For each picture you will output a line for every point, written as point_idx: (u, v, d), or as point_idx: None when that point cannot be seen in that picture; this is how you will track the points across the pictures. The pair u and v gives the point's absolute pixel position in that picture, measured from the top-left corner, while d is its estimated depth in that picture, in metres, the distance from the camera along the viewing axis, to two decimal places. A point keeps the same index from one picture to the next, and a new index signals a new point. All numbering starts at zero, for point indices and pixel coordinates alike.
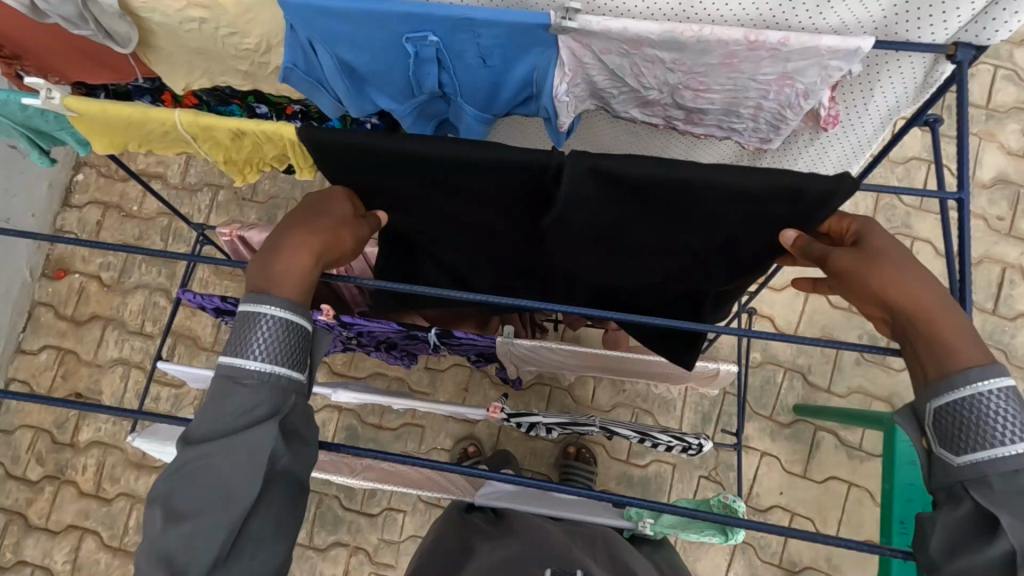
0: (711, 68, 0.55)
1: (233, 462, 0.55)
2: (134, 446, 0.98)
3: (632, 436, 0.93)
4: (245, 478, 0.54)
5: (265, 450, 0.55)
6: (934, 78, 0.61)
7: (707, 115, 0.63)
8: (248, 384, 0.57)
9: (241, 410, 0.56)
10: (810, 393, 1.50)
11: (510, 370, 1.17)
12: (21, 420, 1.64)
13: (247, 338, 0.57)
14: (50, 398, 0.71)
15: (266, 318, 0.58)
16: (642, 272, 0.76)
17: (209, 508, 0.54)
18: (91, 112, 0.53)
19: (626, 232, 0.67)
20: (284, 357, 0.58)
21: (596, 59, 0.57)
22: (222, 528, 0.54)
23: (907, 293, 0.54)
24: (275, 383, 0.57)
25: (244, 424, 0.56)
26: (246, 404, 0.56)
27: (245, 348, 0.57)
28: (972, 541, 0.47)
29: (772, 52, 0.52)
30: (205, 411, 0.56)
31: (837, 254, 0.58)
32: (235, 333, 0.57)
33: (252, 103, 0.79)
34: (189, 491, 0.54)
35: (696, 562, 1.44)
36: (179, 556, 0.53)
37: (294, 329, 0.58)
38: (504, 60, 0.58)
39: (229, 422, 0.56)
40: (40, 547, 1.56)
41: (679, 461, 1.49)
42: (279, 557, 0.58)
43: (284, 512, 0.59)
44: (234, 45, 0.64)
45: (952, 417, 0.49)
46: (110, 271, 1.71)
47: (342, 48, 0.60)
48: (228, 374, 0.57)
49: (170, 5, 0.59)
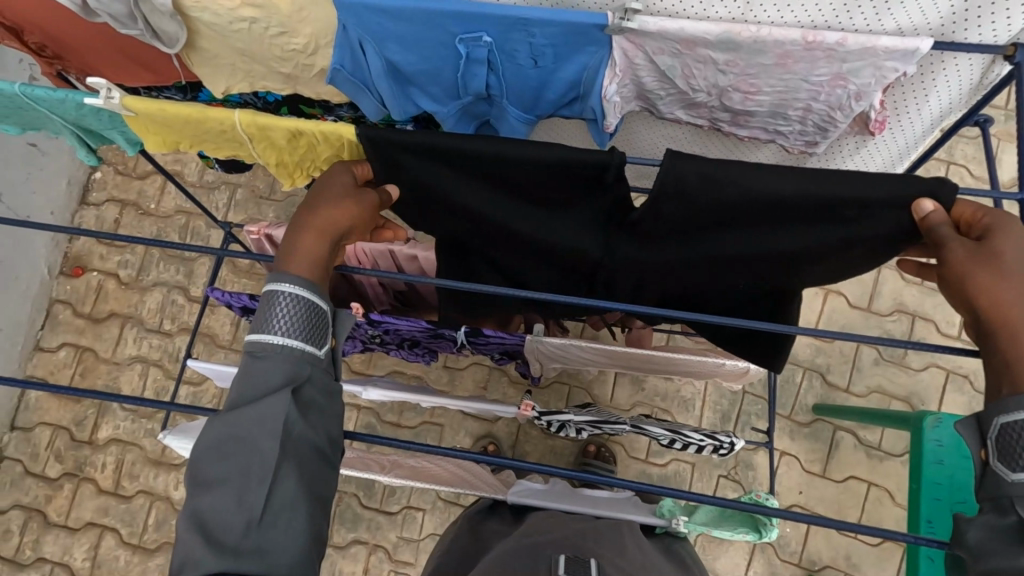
0: (764, 69, 0.55)
1: (252, 429, 0.56)
2: (165, 443, 0.98)
3: (663, 435, 0.94)
4: (266, 445, 0.56)
5: (279, 417, 0.56)
6: (988, 79, 0.62)
7: (753, 117, 0.63)
8: (264, 356, 0.58)
9: (261, 381, 0.57)
10: (829, 392, 1.50)
11: (534, 368, 1.17)
12: (40, 417, 1.64)
13: (263, 314, 0.59)
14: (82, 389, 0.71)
15: (280, 294, 0.59)
16: (699, 282, 0.75)
17: (234, 475, 0.55)
18: (153, 112, 0.55)
19: (681, 245, 0.68)
20: (296, 329, 0.59)
21: (647, 60, 0.57)
22: (246, 493, 0.55)
23: (996, 300, 0.54)
24: (289, 354, 0.58)
25: (261, 395, 0.57)
26: (263, 375, 0.57)
27: (261, 322, 0.58)
28: (1011, 549, 0.50)
29: (828, 52, 0.52)
30: (232, 386, 0.59)
31: (952, 247, 0.57)
32: (254, 310, 0.59)
33: (284, 114, 0.81)
34: (214, 460, 0.55)
35: (716, 560, 1.44)
36: (209, 522, 0.54)
37: (305, 302, 0.59)
38: (555, 60, 0.58)
39: (249, 392, 0.57)
40: (59, 544, 1.57)
41: (698, 460, 1.49)
42: (307, 531, 0.57)
43: (311, 484, 0.58)
44: (282, 45, 0.64)
45: (1019, 435, 0.50)
46: (128, 269, 1.71)
47: (392, 48, 0.60)
48: (250, 350, 0.59)
49: (222, 5, 0.59)
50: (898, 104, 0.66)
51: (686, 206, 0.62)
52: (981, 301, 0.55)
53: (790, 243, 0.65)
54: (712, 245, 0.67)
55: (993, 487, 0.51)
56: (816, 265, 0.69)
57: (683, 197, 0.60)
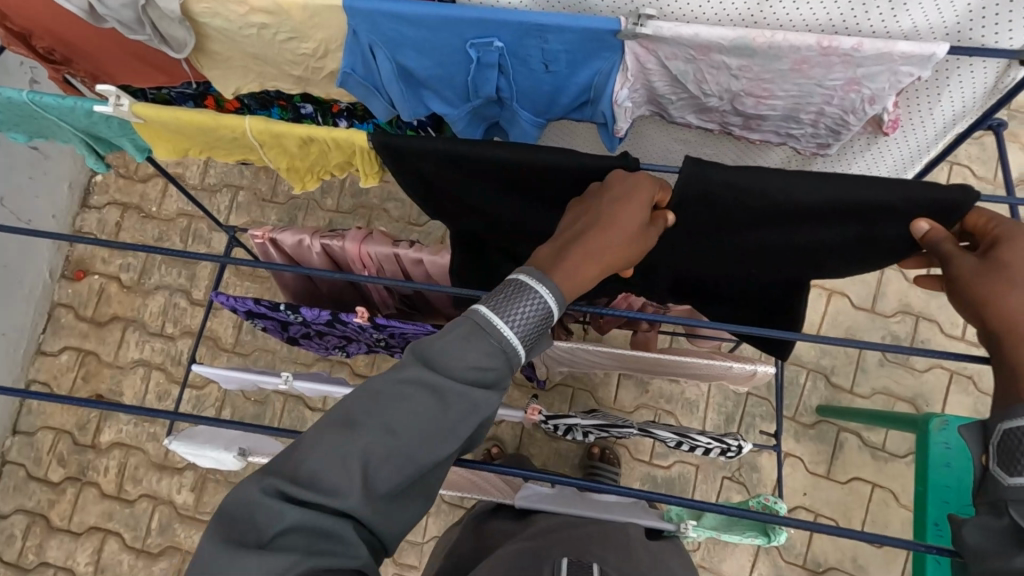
0: (778, 74, 0.55)
1: (394, 453, 0.50)
2: (172, 449, 0.98)
3: (670, 438, 0.94)
4: (403, 471, 0.50)
5: (428, 457, 0.51)
6: (1002, 83, 0.61)
7: (765, 121, 0.63)
8: (444, 383, 0.52)
9: (433, 408, 0.51)
10: (834, 394, 1.50)
11: (540, 371, 1.17)
12: (42, 421, 1.64)
13: (468, 339, 0.53)
14: (105, 400, 0.75)
15: (497, 332, 0.53)
16: (706, 273, 0.77)
17: (360, 483, 0.50)
18: (163, 119, 0.54)
19: (687, 240, 0.69)
20: (487, 374, 0.53)
21: (660, 65, 0.57)
22: (360, 509, 0.50)
23: (1008, 319, 0.53)
24: (465, 395, 0.52)
25: (418, 422, 0.51)
26: (430, 403, 0.52)
27: (462, 348, 0.52)
28: (1001, 554, 0.49)
29: (844, 58, 0.51)
30: (392, 386, 0.52)
31: (958, 260, 0.57)
32: (462, 329, 0.52)
33: (297, 103, 0.80)
34: (347, 456, 0.50)
35: (722, 562, 1.44)
36: (308, 516, 0.49)
37: (509, 351, 0.54)
38: (568, 65, 0.58)
39: (407, 412, 0.51)
40: (63, 549, 1.56)
41: (703, 462, 1.49)
42: (382, 555, 0.54)
43: (408, 516, 0.54)
44: (292, 50, 0.63)
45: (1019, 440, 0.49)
46: (130, 272, 1.71)
47: (404, 53, 0.60)
48: (427, 362, 0.52)
49: (233, 10, 0.58)
50: (910, 107, 0.66)
51: (696, 208, 0.63)
52: (990, 319, 0.54)
53: (796, 242, 0.66)
54: (721, 241, 0.69)
55: (991, 490, 0.51)
56: (820, 265, 0.71)
57: (694, 194, 0.62)
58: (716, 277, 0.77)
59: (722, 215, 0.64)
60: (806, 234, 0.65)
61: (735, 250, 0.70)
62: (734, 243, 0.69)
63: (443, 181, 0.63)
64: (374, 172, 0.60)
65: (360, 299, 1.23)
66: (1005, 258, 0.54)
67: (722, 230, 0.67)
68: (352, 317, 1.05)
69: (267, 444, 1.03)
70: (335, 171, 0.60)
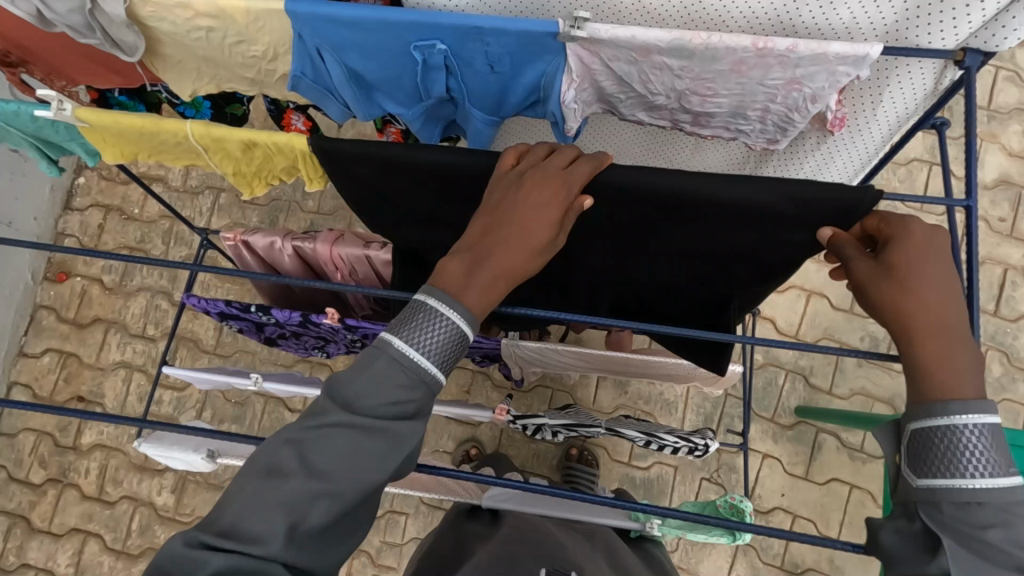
0: (719, 74, 0.56)
1: (369, 444, 0.53)
2: (141, 451, 0.98)
3: (637, 437, 0.94)
4: (377, 460, 0.53)
5: (401, 445, 0.54)
6: (941, 84, 0.63)
7: (714, 117, 0.64)
8: (407, 374, 0.54)
9: (393, 402, 0.53)
10: (813, 394, 1.50)
11: (515, 372, 1.17)
12: (23, 423, 1.64)
13: (421, 333, 0.54)
14: (64, 410, 0.76)
15: (445, 324, 0.55)
16: (648, 279, 0.77)
17: (340, 474, 0.52)
18: (105, 123, 0.54)
19: (629, 243, 0.70)
20: (444, 364, 0.55)
21: (604, 65, 0.57)
22: (340, 498, 0.52)
23: (906, 321, 0.54)
24: (428, 385, 0.55)
25: (388, 412, 0.54)
26: (399, 393, 0.54)
27: (417, 341, 0.54)
28: (914, 554, 0.51)
29: (780, 59, 0.52)
30: (363, 377, 0.54)
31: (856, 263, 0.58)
32: (413, 325, 0.54)
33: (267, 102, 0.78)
34: (327, 448, 0.52)
35: (699, 563, 1.44)
36: (295, 506, 0.51)
37: (460, 341, 0.56)
38: (513, 66, 0.58)
39: (378, 402, 0.53)
40: (43, 550, 1.56)
41: (681, 463, 1.49)
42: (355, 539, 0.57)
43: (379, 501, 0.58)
44: (242, 53, 0.64)
45: (927, 440, 0.51)
46: (112, 274, 1.71)
47: (351, 56, 0.60)
48: (392, 354, 0.54)
49: (179, 14, 0.59)
50: (856, 104, 0.68)
51: (631, 210, 0.63)
52: (889, 319, 0.55)
53: (731, 246, 0.67)
54: (661, 246, 0.69)
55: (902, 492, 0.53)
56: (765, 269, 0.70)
57: (630, 204, 0.62)
58: (657, 283, 0.77)
59: (659, 221, 0.64)
60: (739, 243, 0.66)
61: (676, 256, 0.71)
62: (672, 248, 0.69)
63: (393, 184, 0.63)
64: (319, 177, 0.62)
65: (335, 301, 1.24)
66: (897, 258, 0.56)
67: (661, 235, 0.67)
68: (322, 318, 1.04)
69: (238, 446, 1.03)
70: (281, 176, 0.61)
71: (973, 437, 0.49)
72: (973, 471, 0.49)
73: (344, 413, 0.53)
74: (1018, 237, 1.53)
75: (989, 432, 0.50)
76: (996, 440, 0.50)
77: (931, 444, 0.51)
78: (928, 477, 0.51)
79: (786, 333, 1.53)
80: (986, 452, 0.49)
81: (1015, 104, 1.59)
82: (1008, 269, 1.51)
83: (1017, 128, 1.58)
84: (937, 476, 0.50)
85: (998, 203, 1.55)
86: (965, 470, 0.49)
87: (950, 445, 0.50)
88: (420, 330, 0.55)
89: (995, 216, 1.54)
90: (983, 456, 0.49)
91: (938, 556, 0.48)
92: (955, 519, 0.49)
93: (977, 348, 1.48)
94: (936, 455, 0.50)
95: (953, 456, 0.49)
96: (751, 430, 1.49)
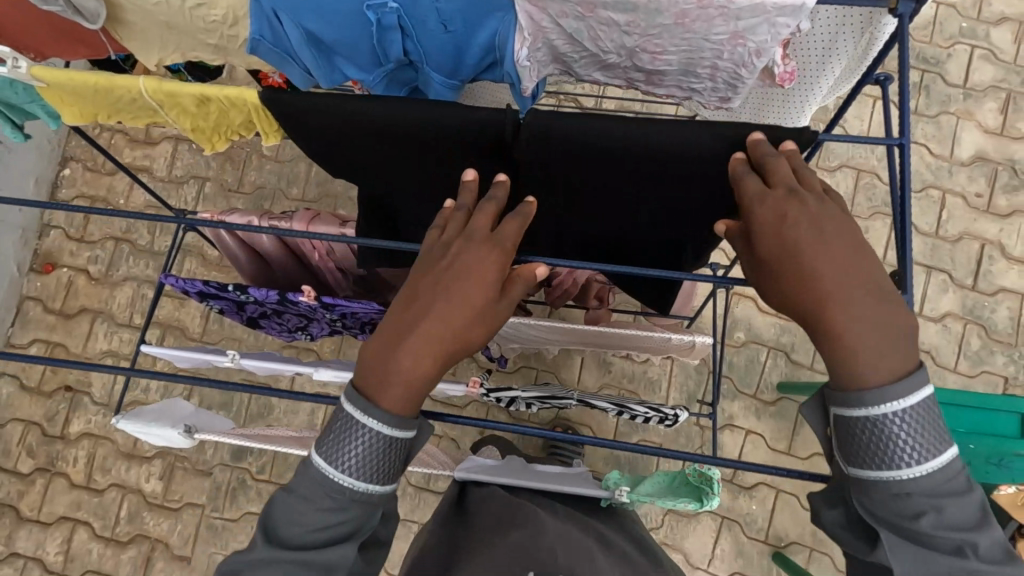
0: (665, 29, 0.57)
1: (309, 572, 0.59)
2: (119, 428, 0.99)
3: (607, 407, 0.95)
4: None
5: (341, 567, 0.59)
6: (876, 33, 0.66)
7: (666, 76, 0.65)
8: (336, 491, 0.58)
9: (324, 528, 0.59)
10: (794, 370, 1.52)
11: (494, 350, 1.19)
12: (11, 413, 1.65)
13: (344, 447, 0.58)
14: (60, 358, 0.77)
15: (368, 431, 0.57)
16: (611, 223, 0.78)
17: None
18: (60, 81, 0.55)
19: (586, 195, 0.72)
20: (373, 475, 0.59)
21: (554, 23, 0.59)
22: None
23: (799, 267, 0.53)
24: (361, 497, 0.59)
25: (323, 538, 0.59)
26: (331, 517, 0.59)
27: (342, 457, 0.58)
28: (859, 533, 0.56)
29: (721, 10, 0.54)
30: (293, 508, 0.59)
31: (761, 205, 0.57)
32: (336, 438, 0.58)
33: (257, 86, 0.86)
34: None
35: (684, 540, 1.45)
36: None
37: (389, 444, 0.58)
38: (466, 24, 0.60)
39: (311, 529, 0.59)
40: (33, 539, 1.57)
41: (664, 440, 1.50)
42: None
43: None
44: (203, 17, 0.65)
45: (858, 429, 0.51)
46: (98, 264, 1.72)
47: (309, 17, 0.61)
48: (320, 475, 0.58)
49: None
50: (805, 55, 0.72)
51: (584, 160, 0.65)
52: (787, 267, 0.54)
53: (680, 196, 0.69)
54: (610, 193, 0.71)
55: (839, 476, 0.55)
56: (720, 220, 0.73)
57: (580, 153, 0.64)
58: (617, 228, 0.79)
59: (602, 167, 0.66)
60: (685, 189, 0.67)
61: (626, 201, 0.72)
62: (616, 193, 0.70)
63: (360, 141, 0.64)
64: (276, 131, 0.63)
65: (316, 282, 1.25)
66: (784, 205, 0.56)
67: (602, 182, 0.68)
68: (298, 296, 1.06)
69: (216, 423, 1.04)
70: (240, 131, 0.63)
71: (899, 422, 0.50)
72: (905, 460, 0.50)
73: (280, 548, 0.59)
74: (995, 212, 1.55)
75: (913, 414, 0.50)
76: (924, 418, 0.50)
77: (856, 434, 0.51)
78: (858, 466, 0.52)
79: (767, 310, 1.55)
80: (917, 449, 0.50)
81: (990, 81, 1.61)
82: (986, 244, 1.53)
83: (992, 105, 1.60)
84: (870, 467, 0.52)
85: (976, 179, 1.56)
86: (898, 461, 0.50)
87: (878, 435, 0.51)
88: (339, 445, 0.58)
89: (973, 192, 1.56)
90: (912, 443, 0.50)
91: (878, 550, 0.53)
92: (888, 510, 0.52)
93: (955, 322, 1.50)
94: (867, 448, 0.51)
95: (885, 446, 0.50)
96: (733, 407, 1.50)
